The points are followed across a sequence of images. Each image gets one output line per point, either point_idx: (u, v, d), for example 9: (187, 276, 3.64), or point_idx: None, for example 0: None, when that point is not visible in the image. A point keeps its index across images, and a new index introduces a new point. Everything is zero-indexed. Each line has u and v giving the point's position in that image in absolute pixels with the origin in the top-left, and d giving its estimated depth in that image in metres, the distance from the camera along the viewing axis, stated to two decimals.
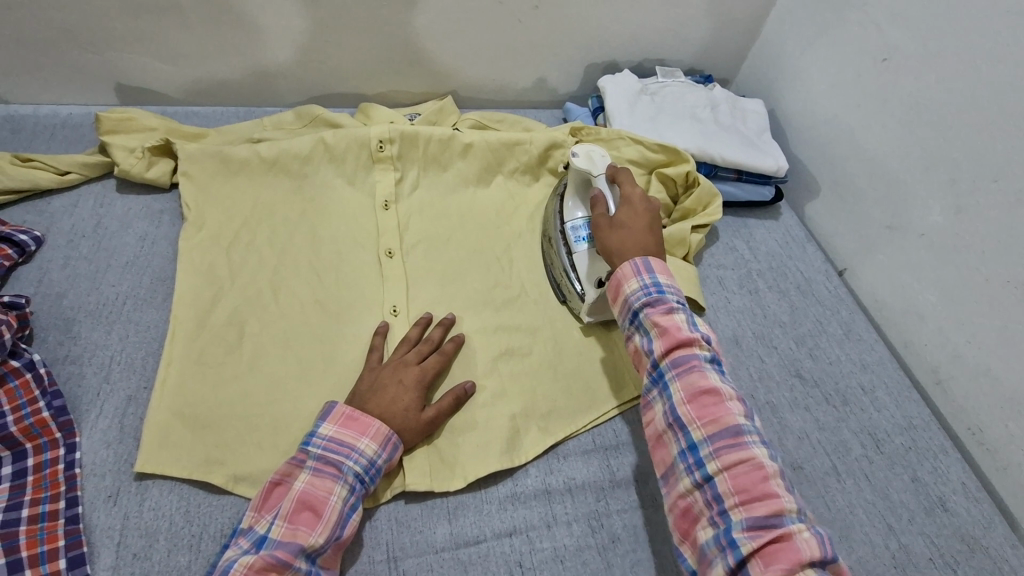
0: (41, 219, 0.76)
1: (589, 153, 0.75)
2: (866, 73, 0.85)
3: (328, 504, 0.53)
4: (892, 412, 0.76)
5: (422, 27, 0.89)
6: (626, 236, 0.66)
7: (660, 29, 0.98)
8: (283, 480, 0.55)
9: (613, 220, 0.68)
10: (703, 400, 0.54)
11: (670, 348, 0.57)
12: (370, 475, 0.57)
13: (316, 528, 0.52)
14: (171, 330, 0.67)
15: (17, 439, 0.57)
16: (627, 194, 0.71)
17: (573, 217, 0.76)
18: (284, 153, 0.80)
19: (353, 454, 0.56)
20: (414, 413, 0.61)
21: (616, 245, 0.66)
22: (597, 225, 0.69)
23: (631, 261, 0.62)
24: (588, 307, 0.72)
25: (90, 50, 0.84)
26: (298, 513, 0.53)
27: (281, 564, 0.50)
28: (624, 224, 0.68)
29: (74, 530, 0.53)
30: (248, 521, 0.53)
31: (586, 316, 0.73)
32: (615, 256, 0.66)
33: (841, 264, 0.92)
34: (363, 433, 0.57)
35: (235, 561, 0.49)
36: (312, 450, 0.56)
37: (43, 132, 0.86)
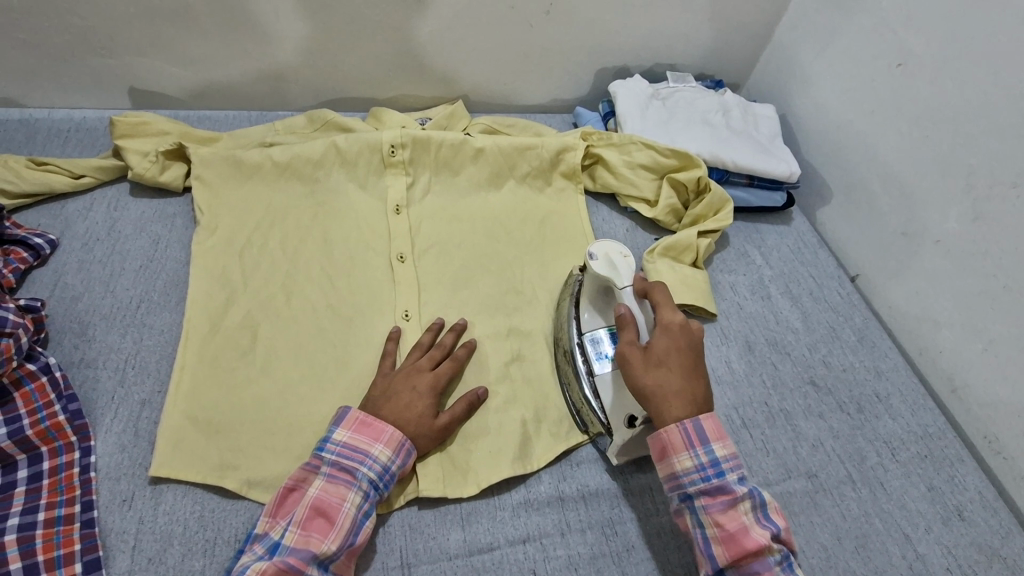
0: (56, 222, 0.76)
1: (609, 256, 0.69)
2: (880, 79, 0.85)
3: (342, 511, 0.53)
4: (908, 420, 0.76)
5: (434, 32, 0.89)
6: (671, 387, 0.58)
7: (671, 34, 0.97)
8: (298, 485, 0.55)
9: (649, 356, 0.60)
10: (737, 543, 0.53)
11: (706, 484, 0.55)
12: (383, 482, 0.56)
13: (328, 535, 0.52)
14: (185, 334, 0.67)
15: (33, 442, 0.57)
16: (663, 320, 0.63)
17: (591, 330, 0.69)
18: (296, 158, 0.80)
19: (367, 460, 0.56)
20: (428, 420, 0.61)
21: (654, 391, 0.58)
22: (625, 354, 0.61)
23: (681, 426, 0.56)
24: (617, 449, 0.63)
25: (105, 55, 0.84)
26: (311, 519, 0.53)
27: (293, 570, 0.49)
28: (663, 364, 0.59)
29: (89, 535, 0.53)
30: (264, 527, 0.53)
31: (615, 457, 0.64)
32: (661, 404, 0.58)
33: (854, 269, 0.91)
34: (376, 439, 0.57)
35: (249, 566, 0.50)
36: (327, 456, 0.56)
37: (57, 136, 0.87)
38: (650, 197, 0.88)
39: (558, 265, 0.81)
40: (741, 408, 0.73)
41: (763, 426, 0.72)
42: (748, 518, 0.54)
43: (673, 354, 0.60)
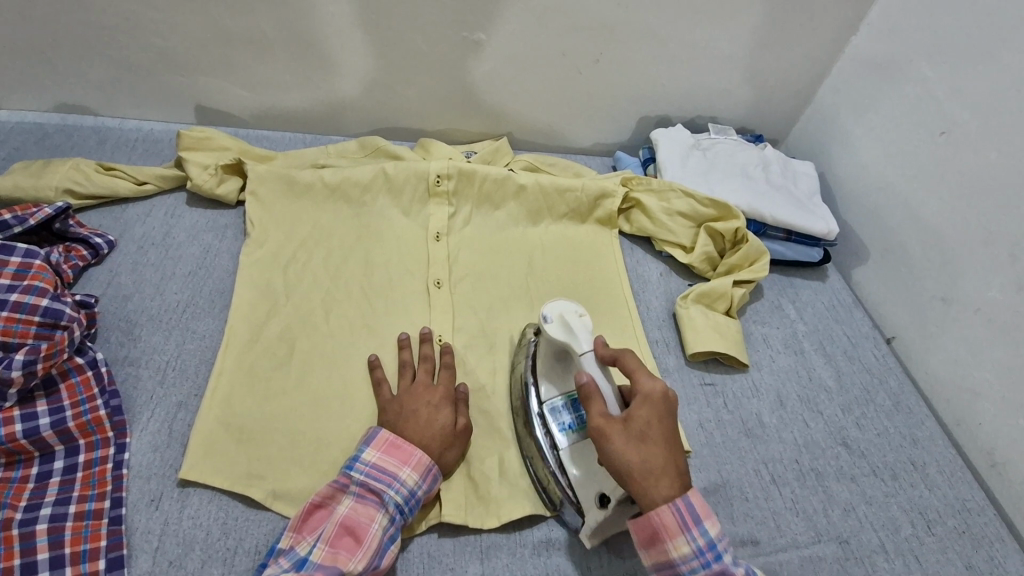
0: (115, 224, 0.80)
1: (564, 318, 0.63)
2: (922, 145, 0.85)
3: (369, 532, 0.53)
4: (945, 492, 0.73)
5: (487, 72, 0.93)
6: (642, 458, 0.53)
7: (714, 89, 1.00)
8: (326, 502, 0.56)
9: (631, 433, 0.54)
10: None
11: (709, 573, 0.51)
12: (409, 506, 0.56)
13: (356, 554, 0.52)
14: (225, 341, 0.68)
15: (72, 434, 0.58)
16: (643, 390, 0.56)
17: (549, 401, 0.65)
18: (345, 181, 0.83)
19: (394, 483, 0.56)
20: (450, 431, 0.61)
21: (640, 473, 0.52)
22: (602, 428, 0.55)
23: (672, 507, 0.51)
24: (589, 531, 0.59)
25: (178, 73, 0.90)
26: (339, 537, 0.53)
27: None
28: (648, 438, 0.54)
29: (116, 531, 0.54)
30: (290, 540, 0.54)
31: (589, 531, 0.59)
32: (639, 494, 0.52)
33: (889, 331, 0.90)
34: (404, 463, 0.57)
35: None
36: (355, 476, 0.56)
37: (125, 144, 0.92)
38: (686, 243, 0.89)
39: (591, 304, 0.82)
40: (770, 463, 0.72)
41: (793, 485, 0.70)
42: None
43: (646, 408, 0.55)
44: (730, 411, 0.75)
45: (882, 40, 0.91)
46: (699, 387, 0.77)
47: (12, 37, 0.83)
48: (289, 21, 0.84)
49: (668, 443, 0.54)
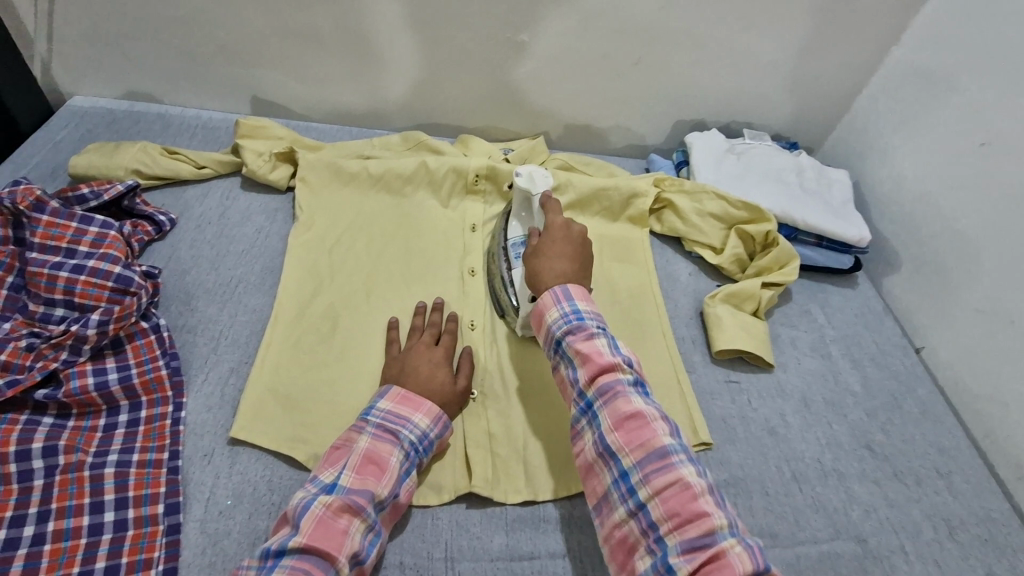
0: (176, 204, 0.85)
1: (531, 174, 0.76)
2: (961, 157, 0.86)
3: (391, 464, 0.57)
4: (970, 501, 0.73)
5: (528, 73, 0.97)
6: (550, 265, 0.68)
7: (751, 95, 1.02)
8: (344, 443, 0.58)
9: (538, 246, 0.71)
10: (657, 472, 0.53)
11: (631, 436, 0.55)
12: (423, 446, 0.60)
13: (382, 480, 0.56)
14: (275, 315, 0.73)
15: (137, 390, 0.63)
16: (552, 222, 0.73)
17: (512, 236, 0.78)
18: (389, 171, 0.87)
19: (408, 424, 0.60)
20: (449, 385, 0.65)
21: (537, 271, 0.69)
22: (529, 246, 0.71)
23: (550, 289, 0.65)
24: (521, 321, 0.72)
25: (239, 66, 0.96)
26: (364, 466, 0.56)
27: (357, 507, 0.53)
28: (545, 250, 0.70)
29: (174, 480, 0.59)
30: (315, 473, 0.56)
31: (519, 329, 0.73)
32: (537, 275, 0.68)
33: (919, 341, 0.90)
34: (416, 409, 0.61)
35: (314, 500, 0.52)
36: (372, 418, 0.59)
37: (187, 130, 0.98)
38: (716, 244, 0.90)
39: (620, 299, 0.84)
40: (793, 461, 0.73)
41: (814, 482, 0.71)
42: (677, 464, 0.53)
43: (556, 249, 0.70)
44: (754, 409, 0.77)
45: (923, 51, 0.92)
46: (724, 384, 0.79)
47: (92, 28, 0.90)
48: (345, 19, 0.89)
49: (570, 252, 0.70)
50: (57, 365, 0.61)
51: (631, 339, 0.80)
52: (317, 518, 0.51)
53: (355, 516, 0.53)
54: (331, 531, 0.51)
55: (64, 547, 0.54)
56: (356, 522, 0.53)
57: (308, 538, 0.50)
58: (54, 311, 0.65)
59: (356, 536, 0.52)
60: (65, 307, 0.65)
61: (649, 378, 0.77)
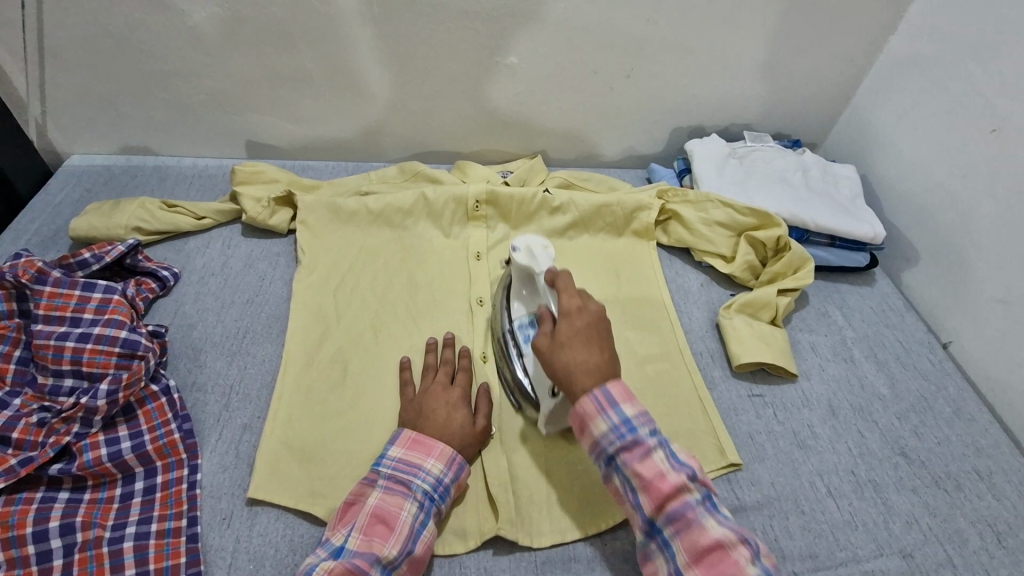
0: (179, 257, 0.85)
1: (530, 247, 0.69)
2: (971, 143, 0.83)
3: (400, 519, 0.55)
4: (1016, 503, 0.70)
5: (520, 94, 0.96)
6: (583, 362, 0.58)
7: (748, 96, 1.00)
8: (356, 499, 0.57)
9: (555, 340, 0.60)
10: (709, 560, 0.50)
11: (660, 504, 0.53)
12: (438, 494, 0.59)
13: (389, 539, 0.54)
14: (284, 364, 0.72)
15: (151, 457, 0.63)
16: (565, 305, 0.62)
17: (517, 316, 0.73)
18: (388, 207, 0.86)
19: (420, 473, 0.58)
20: (467, 426, 0.64)
21: (563, 370, 0.59)
22: (546, 347, 0.61)
23: (591, 396, 0.57)
24: (545, 417, 0.65)
25: (232, 112, 0.96)
26: (372, 525, 0.55)
27: (359, 571, 0.51)
28: (567, 346, 0.59)
29: (194, 549, 0.57)
30: (327, 535, 0.55)
31: (546, 428, 0.66)
32: (575, 373, 0.58)
33: (944, 335, 0.87)
34: (428, 454, 0.59)
35: (317, 565, 0.51)
36: (382, 470, 0.58)
37: (184, 180, 0.98)
38: (726, 252, 0.88)
39: (633, 318, 0.82)
40: (826, 475, 0.70)
41: (851, 497, 0.69)
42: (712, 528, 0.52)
43: (578, 344, 0.59)
44: (780, 422, 0.74)
45: (921, 38, 0.90)
46: (747, 398, 0.76)
47: (84, 88, 0.91)
48: (333, 59, 0.89)
49: (598, 341, 0.60)
50: (69, 439, 0.60)
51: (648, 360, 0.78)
52: None
53: None
54: None
55: None
56: None
57: None
58: (63, 382, 0.64)
59: None
60: (74, 377, 0.64)
61: (670, 398, 0.75)
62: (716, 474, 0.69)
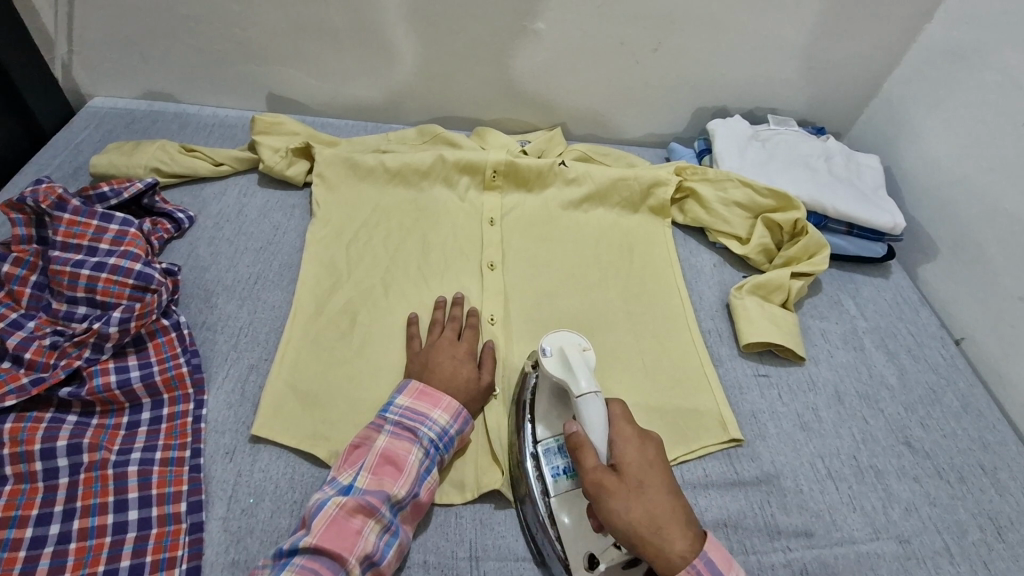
0: (195, 202, 0.85)
1: (563, 351, 0.61)
2: (1001, 137, 0.82)
3: (408, 462, 0.56)
4: (1018, 499, 0.70)
5: (543, 62, 0.94)
6: (648, 509, 0.50)
7: (777, 79, 0.98)
8: (363, 442, 0.57)
9: (626, 484, 0.51)
10: None
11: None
12: (443, 444, 0.59)
13: (399, 480, 0.55)
14: (293, 310, 0.72)
15: (158, 388, 0.63)
16: (624, 446, 0.54)
17: (541, 435, 0.62)
18: (406, 166, 0.86)
19: (427, 421, 0.59)
20: (471, 380, 0.64)
21: (626, 527, 0.50)
22: (598, 486, 0.51)
23: (692, 570, 0.49)
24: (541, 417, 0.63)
25: (254, 62, 0.95)
26: (381, 466, 0.55)
27: (370, 507, 0.52)
28: (642, 485, 0.52)
29: (196, 478, 0.58)
30: (334, 473, 0.56)
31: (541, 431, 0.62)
32: (654, 549, 0.49)
33: (957, 331, 0.87)
34: (435, 405, 0.60)
35: (328, 500, 0.52)
36: (390, 416, 0.58)
37: (204, 129, 0.98)
38: (742, 234, 0.87)
39: (643, 292, 0.82)
40: (827, 457, 0.70)
41: (850, 480, 0.68)
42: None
43: (646, 466, 0.53)
44: (785, 403, 0.74)
45: (959, 28, 0.87)
46: (753, 378, 0.76)
47: (110, 28, 0.91)
48: (359, 12, 0.88)
49: (670, 498, 0.52)
50: (80, 363, 0.61)
51: (655, 334, 0.78)
52: (330, 518, 0.51)
53: (369, 516, 0.52)
54: (343, 532, 0.51)
55: (89, 545, 0.54)
56: (371, 523, 0.52)
57: (319, 538, 0.50)
58: (76, 309, 0.65)
59: (371, 536, 0.52)
60: (87, 305, 0.65)
61: (675, 373, 0.74)
62: (716, 449, 0.69)
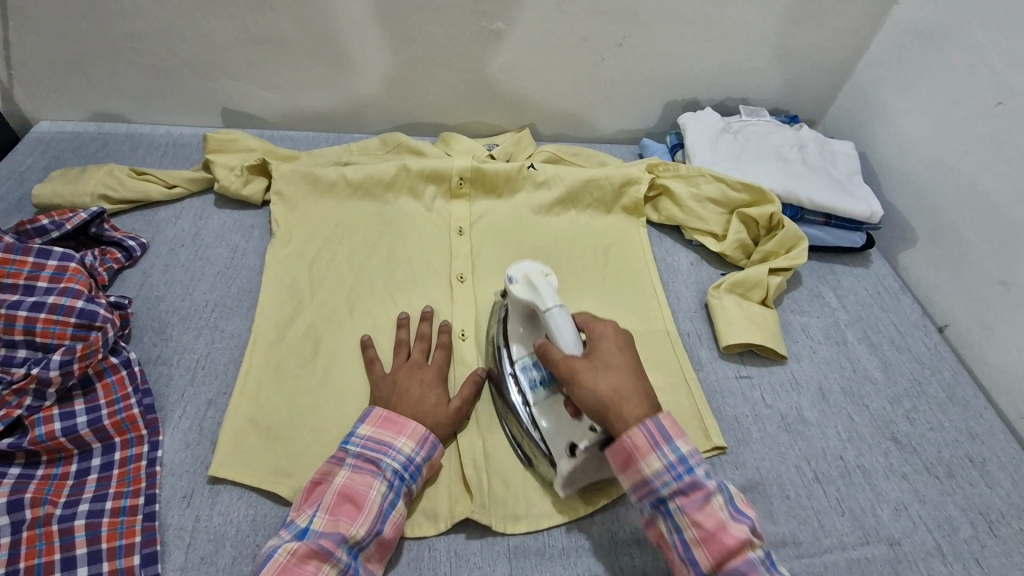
0: (147, 227, 0.81)
1: (528, 277, 0.62)
2: (975, 118, 0.80)
3: (368, 498, 0.53)
4: (1008, 490, 0.68)
5: (506, 61, 0.91)
6: (614, 381, 0.54)
7: (746, 68, 0.96)
8: (324, 477, 0.55)
9: (593, 362, 0.55)
10: (717, 539, 0.49)
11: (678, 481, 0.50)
12: (409, 473, 0.56)
13: (357, 519, 0.52)
14: (253, 338, 0.69)
15: (109, 432, 0.60)
16: (595, 343, 0.57)
17: (519, 357, 0.64)
18: (367, 178, 0.83)
19: (390, 451, 0.56)
20: (442, 406, 0.61)
21: (597, 398, 0.53)
22: (569, 371, 0.54)
23: (642, 429, 0.51)
24: (562, 479, 0.58)
25: (205, 78, 0.91)
26: (339, 504, 0.53)
27: (324, 552, 0.50)
28: (609, 364, 0.55)
29: (150, 527, 0.55)
30: (293, 515, 0.53)
31: (562, 491, 0.59)
32: (612, 411, 0.52)
33: (941, 319, 0.85)
34: (398, 433, 0.57)
35: (280, 547, 0.50)
36: (351, 448, 0.56)
37: (157, 149, 0.94)
38: (718, 231, 0.85)
39: (619, 297, 0.79)
40: (813, 459, 0.68)
41: (838, 482, 0.66)
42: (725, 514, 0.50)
43: (613, 352, 0.56)
44: (768, 405, 0.72)
45: (928, 7, 0.85)
46: (735, 380, 0.74)
47: (49, 49, 0.86)
48: (309, 20, 0.85)
49: (630, 367, 0.55)
50: (20, 412, 0.58)
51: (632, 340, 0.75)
52: (279, 567, 0.48)
53: (324, 561, 0.50)
54: None
55: None
56: (326, 568, 0.49)
57: None
58: (16, 354, 0.61)
59: None
60: (27, 348, 0.61)
61: (655, 380, 0.72)
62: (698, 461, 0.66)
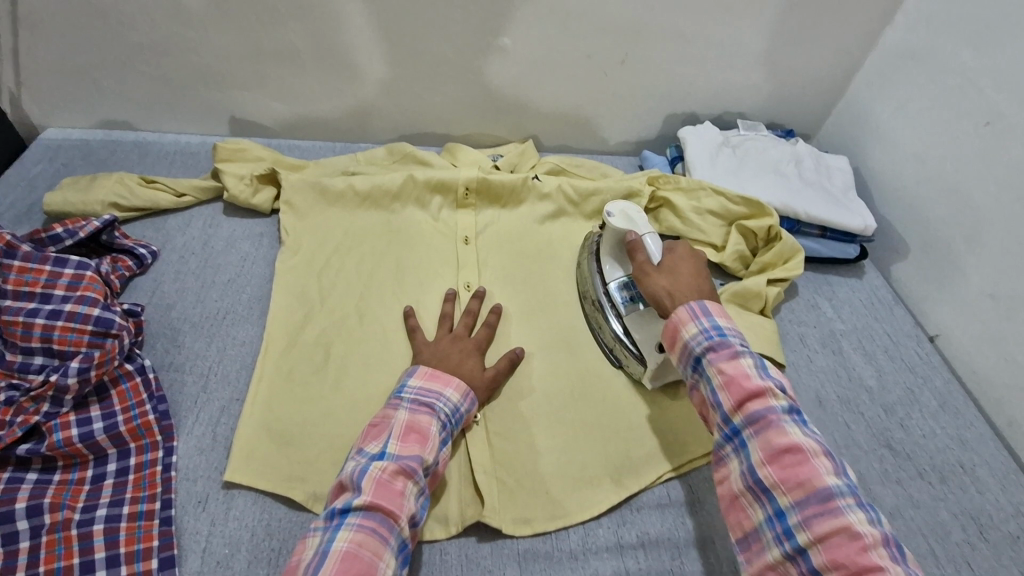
0: (158, 235, 0.82)
1: (626, 211, 0.73)
2: (965, 137, 0.83)
3: (432, 432, 0.56)
4: (998, 496, 0.70)
5: (512, 75, 0.93)
6: (674, 284, 0.65)
7: (744, 85, 0.99)
8: (382, 420, 0.57)
9: (663, 270, 0.67)
10: (777, 454, 0.51)
11: (742, 402, 0.54)
12: (455, 420, 0.60)
13: (427, 447, 0.55)
14: (265, 346, 0.70)
15: (124, 438, 0.61)
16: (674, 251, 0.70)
17: (613, 278, 0.74)
18: (376, 188, 0.84)
19: (442, 398, 0.59)
20: (479, 373, 0.66)
21: (663, 293, 0.65)
22: (641, 270, 0.68)
23: (686, 304, 0.61)
24: (651, 373, 0.69)
25: (215, 88, 0.93)
26: (407, 435, 0.55)
27: (410, 469, 0.52)
28: (677, 278, 0.66)
29: (167, 532, 0.56)
30: (360, 446, 0.55)
31: (649, 383, 0.70)
32: (667, 298, 0.64)
33: (933, 329, 0.88)
34: (447, 384, 0.60)
35: (370, 465, 0.52)
36: (405, 395, 0.58)
37: (165, 157, 0.95)
38: (717, 242, 0.87)
39: None
40: None
41: None
42: (795, 433, 0.52)
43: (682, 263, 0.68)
44: None
45: (918, 30, 0.89)
46: None
47: (60, 59, 0.87)
48: (320, 34, 0.86)
49: (695, 283, 0.66)
50: (37, 419, 0.59)
51: None
52: (377, 480, 0.51)
53: (410, 478, 0.52)
54: (390, 492, 0.51)
55: None
56: (412, 485, 0.52)
57: (370, 498, 0.50)
58: (33, 361, 0.62)
59: (413, 498, 0.52)
60: (44, 355, 0.62)
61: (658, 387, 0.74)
62: (687, 470, 0.67)
